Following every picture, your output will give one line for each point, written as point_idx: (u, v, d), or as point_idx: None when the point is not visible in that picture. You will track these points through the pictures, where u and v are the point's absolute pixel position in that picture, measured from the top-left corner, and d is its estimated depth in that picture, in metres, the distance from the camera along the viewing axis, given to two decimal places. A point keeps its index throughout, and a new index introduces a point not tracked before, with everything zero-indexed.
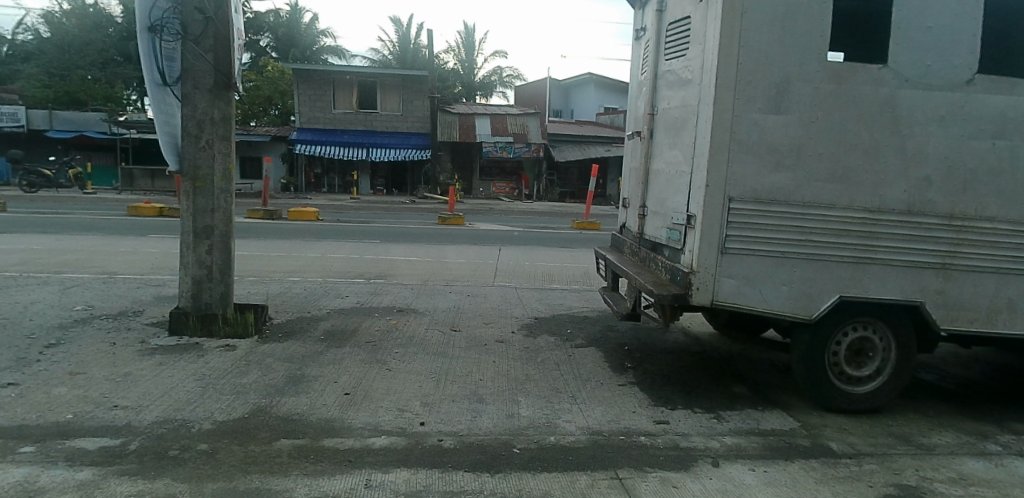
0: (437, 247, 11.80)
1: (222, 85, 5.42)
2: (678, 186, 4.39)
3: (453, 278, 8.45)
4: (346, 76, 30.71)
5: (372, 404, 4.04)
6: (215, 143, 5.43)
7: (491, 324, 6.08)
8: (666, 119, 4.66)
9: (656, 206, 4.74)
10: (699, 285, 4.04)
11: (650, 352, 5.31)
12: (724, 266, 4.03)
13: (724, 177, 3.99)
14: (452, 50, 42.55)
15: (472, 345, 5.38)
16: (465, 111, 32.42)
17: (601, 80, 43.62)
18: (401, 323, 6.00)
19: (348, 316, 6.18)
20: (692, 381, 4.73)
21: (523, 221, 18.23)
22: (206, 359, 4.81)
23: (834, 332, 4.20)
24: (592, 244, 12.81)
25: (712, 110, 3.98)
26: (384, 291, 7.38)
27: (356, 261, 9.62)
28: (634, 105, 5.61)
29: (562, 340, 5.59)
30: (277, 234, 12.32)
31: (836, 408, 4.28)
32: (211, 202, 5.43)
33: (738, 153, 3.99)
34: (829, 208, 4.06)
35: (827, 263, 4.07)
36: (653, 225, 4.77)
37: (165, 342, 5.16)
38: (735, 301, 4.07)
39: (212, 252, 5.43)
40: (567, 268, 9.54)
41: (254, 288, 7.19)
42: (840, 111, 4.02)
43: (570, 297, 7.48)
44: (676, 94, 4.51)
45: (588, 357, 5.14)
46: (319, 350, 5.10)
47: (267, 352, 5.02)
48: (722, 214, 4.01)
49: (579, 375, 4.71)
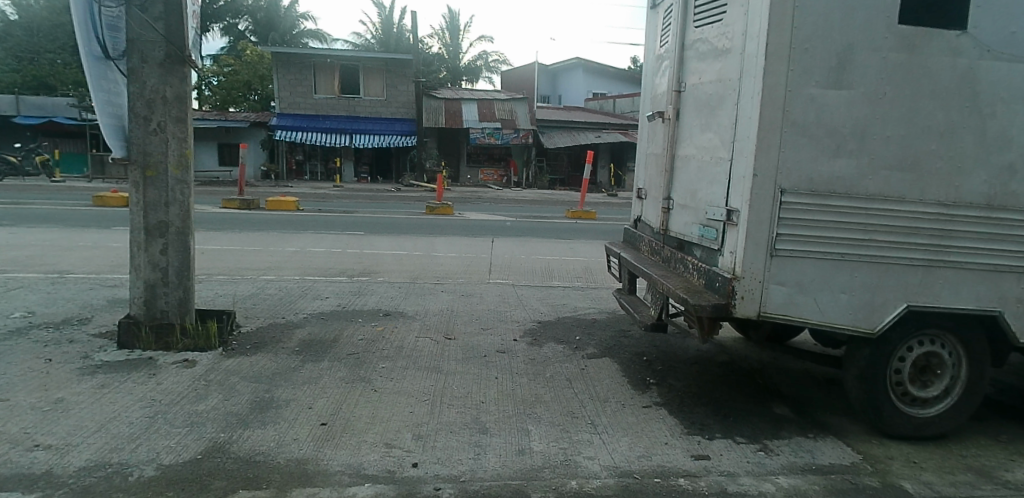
0: (425, 239, 11.08)
1: (175, 58, 4.63)
2: (714, 175, 3.74)
3: (444, 274, 7.77)
4: (327, 59, 29.59)
5: (354, 439, 3.35)
6: (168, 125, 4.65)
7: (490, 330, 5.40)
8: (695, 97, 3.99)
9: (684, 198, 4.09)
10: (744, 294, 3.41)
11: (673, 365, 4.70)
12: (773, 271, 3.42)
13: (775, 165, 3.34)
14: (436, 33, 41.54)
15: (470, 357, 4.71)
16: (450, 96, 31.44)
17: (589, 65, 42.82)
18: (388, 331, 5.29)
19: (328, 323, 5.46)
20: (726, 400, 4.12)
21: (514, 210, 17.53)
22: (158, 379, 4.06)
23: (897, 347, 3.61)
24: (588, 235, 12.17)
25: (761, 85, 3.31)
26: (368, 291, 6.67)
27: (338, 256, 8.85)
28: (651, 83, 4.94)
29: (571, 350, 4.95)
30: (252, 226, 11.51)
31: (898, 434, 3.70)
32: (166, 194, 4.66)
33: (792, 136, 3.33)
34: (897, 202, 3.43)
35: (893, 267, 3.47)
36: (680, 220, 4.13)
37: (113, 358, 4.38)
38: (785, 311, 3.46)
39: (167, 253, 4.68)
40: (565, 262, 8.91)
41: (222, 289, 6.42)
42: (912, 86, 3.37)
43: (574, 297, 6.82)
44: (710, 67, 3.83)
45: (603, 371, 4.50)
46: (293, 365, 4.38)
47: (232, 369, 4.29)
48: (772, 209, 3.37)
49: (596, 395, 4.06)
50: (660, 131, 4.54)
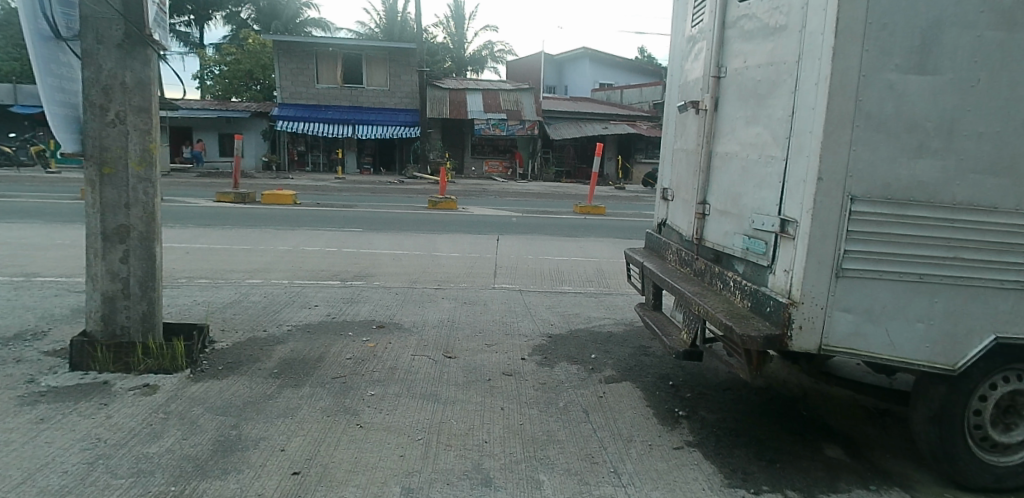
0: (426, 236, 10.50)
1: (135, 38, 4.03)
2: (764, 176, 3.14)
3: (446, 278, 7.19)
4: (328, 48, 28.92)
5: (330, 495, 2.78)
6: (128, 116, 4.06)
7: (495, 346, 4.83)
8: (738, 83, 3.40)
9: (722, 202, 3.50)
10: (803, 322, 2.84)
11: (704, 391, 4.12)
12: (837, 295, 2.83)
13: (844, 167, 2.75)
14: (441, 22, 40.82)
15: (472, 380, 4.14)
16: (455, 86, 30.71)
17: (596, 55, 41.99)
18: (380, 347, 4.71)
19: (314, 337, 4.90)
20: (770, 439, 3.54)
21: (519, 205, 16.92)
22: (109, 410, 3.51)
23: (980, 385, 3.00)
24: (598, 232, 11.56)
25: (829, 68, 2.71)
26: (362, 298, 6.10)
27: (332, 256, 8.28)
28: (681, 69, 4.34)
29: (587, 372, 4.37)
30: (245, 222, 10.97)
31: (977, 487, 3.10)
32: (127, 194, 4.09)
33: (867, 131, 2.72)
34: (990, 213, 2.81)
35: (982, 291, 2.86)
36: (717, 228, 3.54)
37: (61, 383, 3.84)
38: (850, 344, 2.88)
39: (128, 261, 4.10)
40: (575, 264, 8.32)
41: (201, 295, 5.87)
42: (1013, 69, 2.74)
43: (587, 305, 6.23)
44: (759, 48, 3.23)
45: (624, 401, 3.93)
46: (268, 393, 3.82)
47: (198, 396, 3.73)
48: (839, 221, 2.77)
49: (618, 434, 3.49)
50: (692, 123, 3.95)
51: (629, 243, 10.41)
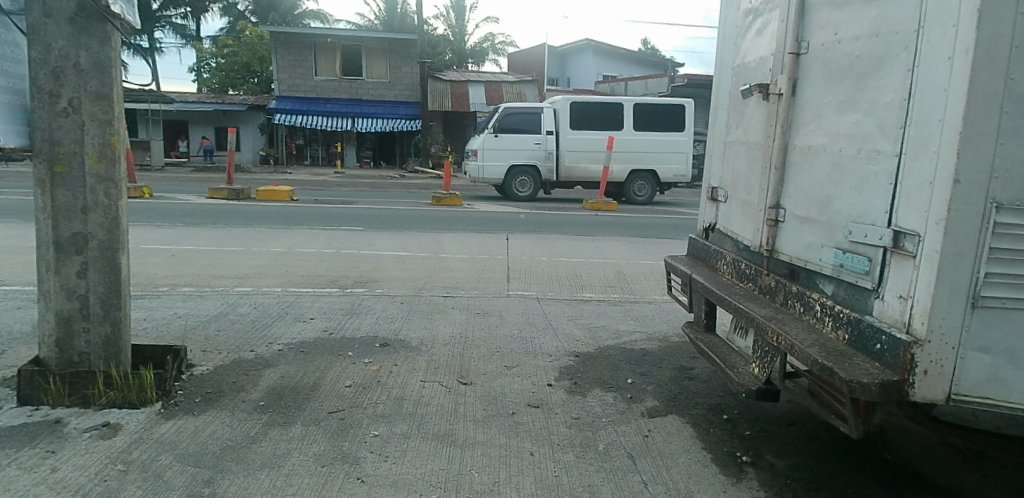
0: (431, 235, 9.89)
1: (90, 11, 3.38)
2: (868, 176, 2.51)
3: (454, 283, 6.59)
4: (327, 39, 28.17)
5: None
6: (83, 104, 3.41)
7: (515, 369, 4.21)
8: (825, 60, 2.78)
9: (803, 207, 2.88)
10: (927, 366, 2.21)
11: (764, 428, 3.51)
12: (972, 330, 2.20)
13: (988, 167, 2.09)
14: (441, 14, 40.14)
15: (492, 415, 3.51)
16: (456, 78, 29.95)
17: (598, 47, 41.26)
18: (384, 371, 4.09)
19: (308, 358, 4.27)
20: (858, 493, 2.90)
21: (526, 200, 16.29)
22: (54, 459, 2.89)
23: None
24: (612, 230, 10.94)
25: (973, 35, 2.04)
26: (363, 309, 5.47)
27: (330, 259, 7.65)
28: (738, 47, 3.70)
29: (626, 403, 3.75)
30: (238, 220, 10.35)
31: None
32: (84, 197, 3.46)
33: (1020, 118, 2.06)
34: None
35: None
36: (796, 239, 2.93)
37: (4, 423, 3.24)
38: (985, 392, 2.26)
39: (87, 275, 3.48)
40: (593, 266, 7.70)
41: (183, 307, 5.25)
42: None
43: (612, 316, 5.61)
44: (858, 16, 2.59)
45: (675, 442, 3.29)
46: (252, 433, 3.21)
47: (165, 440, 3.12)
48: (979, 236, 2.12)
49: (674, 488, 2.86)
50: (755, 111, 3.34)
51: (645, 241, 9.79)
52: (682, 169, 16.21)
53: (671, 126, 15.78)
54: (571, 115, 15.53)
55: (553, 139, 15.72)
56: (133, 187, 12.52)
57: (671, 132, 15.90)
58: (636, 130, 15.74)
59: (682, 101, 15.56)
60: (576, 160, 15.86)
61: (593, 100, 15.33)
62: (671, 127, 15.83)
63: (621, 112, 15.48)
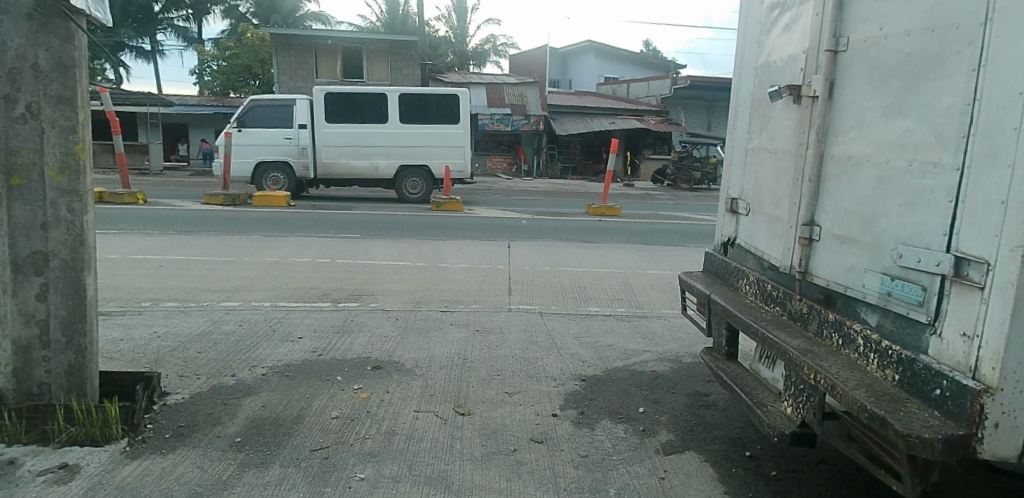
0: (430, 243, 9.57)
1: (50, 6, 2.93)
2: (922, 193, 2.18)
3: (453, 297, 6.26)
4: (328, 40, 27.98)
5: None
6: (43, 109, 2.97)
7: (517, 397, 3.88)
8: (869, 58, 2.46)
9: (842, 226, 2.55)
10: (1000, 419, 1.87)
11: (792, 468, 3.17)
12: None
13: None
14: (443, 17, 39.91)
15: (492, 453, 3.19)
16: (458, 80, 29.68)
17: (601, 48, 40.99)
18: (375, 400, 3.77)
19: (293, 384, 3.94)
20: None
21: (528, 205, 15.95)
22: None
23: None
24: (616, 236, 10.61)
25: None
26: (355, 327, 5.15)
27: (324, 270, 7.33)
28: (765, 46, 3.37)
29: (638, 437, 3.42)
30: (231, 227, 10.04)
31: None
32: (43, 212, 3.03)
33: None
34: None
35: None
36: (834, 262, 2.59)
37: None
38: None
39: (47, 297, 3.08)
40: (598, 277, 7.36)
41: (164, 325, 4.92)
42: None
43: (620, 333, 5.28)
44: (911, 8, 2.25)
45: (693, 485, 2.96)
46: (224, 478, 2.88)
47: (127, 486, 2.79)
48: None
49: None
50: (786, 116, 3.01)
51: (652, 249, 9.45)
52: (460, 164, 15.08)
53: (446, 118, 14.78)
54: (409, 107, 14.55)
55: (303, 133, 14.48)
56: (127, 192, 12.20)
57: (452, 126, 14.92)
58: (420, 123, 14.89)
59: (451, 89, 14.66)
60: (375, 156, 14.89)
61: (278, 99, 14.33)
62: (446, 119, 14.80)
63: (388, 104, 14.53)
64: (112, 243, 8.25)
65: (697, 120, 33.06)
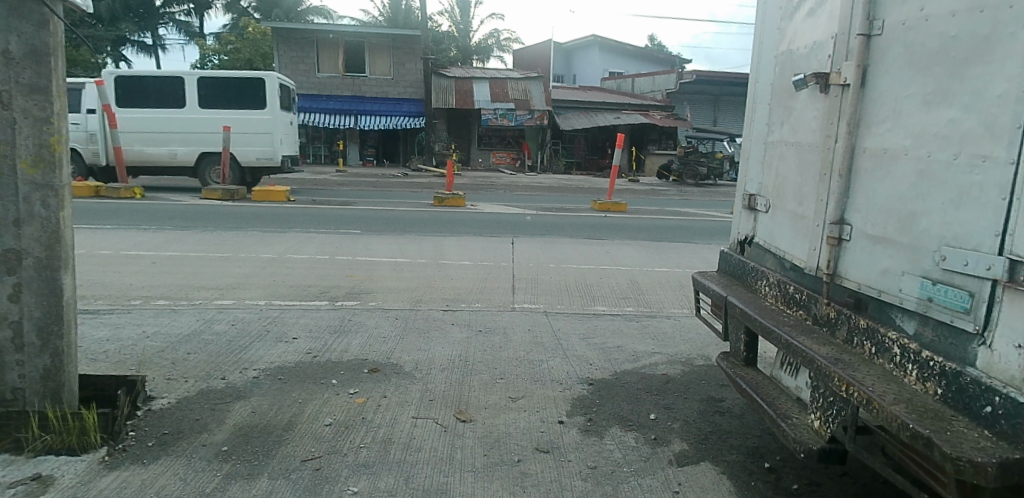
0: (432, 239, 9.36)
1: None
2: (971, 188, 1.95)
3: (454, 295, 6.05)
4: (329, 35, 27.72)
5: None
6: (13, 99, 2.77)
7: (521, 402, 3.68)
8: (907, 42, 2.25)
9: (876, 225, 2.34)
10: None
11: (814, 481, 2.97)
12: None
13: None
14: (446, 11, 39.62)
15: (494, 464, 3.00)
16: (461, 75, 29.43)
17: (605, 43, 40.62)
18: (372, 404, 3.58)
19: (285, 388, 3.76)
20: None
21: (532, 200, 15.73)
22: None
23: None
24: (622, 232, 10.37)
25: None
26: (353, 327, 4.96)
27: (321, 267, 7.13)
28: (787, 32, 3.16)
29: (650, 447, 3.22)
30: (229, 223, 9.86)
31: None
32: (14, 207, 2.84)
33: None
34: None
35: None
36: (866, 264, 2.38)
37: None
38: None
39: (20, 297, 2.89)
40: (604, 275, 7.14)
41: (154, 324, 4.75)
42: None
43: (628, 334, 5.08)
44: None
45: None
46: (207, 490, 2.69)
47: None
48: None
49: None
50: (813, 106, 2.79)
51: (659, 246, 9.22)
52: (264, 151, 14.36)
53: (173, 101, 13.98)
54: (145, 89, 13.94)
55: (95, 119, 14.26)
56: (125, 186, 12.15)
57: (250, 109, 14.20)
58: (201, 106, 14.06)
59: (262, 72, 14.06)
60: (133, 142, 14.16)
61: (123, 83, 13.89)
62: (249, 102, 14.16)
63: (183, 88, 13.93)
64: (106, 239, 8.06)
65: (703, 115, 32.74)
